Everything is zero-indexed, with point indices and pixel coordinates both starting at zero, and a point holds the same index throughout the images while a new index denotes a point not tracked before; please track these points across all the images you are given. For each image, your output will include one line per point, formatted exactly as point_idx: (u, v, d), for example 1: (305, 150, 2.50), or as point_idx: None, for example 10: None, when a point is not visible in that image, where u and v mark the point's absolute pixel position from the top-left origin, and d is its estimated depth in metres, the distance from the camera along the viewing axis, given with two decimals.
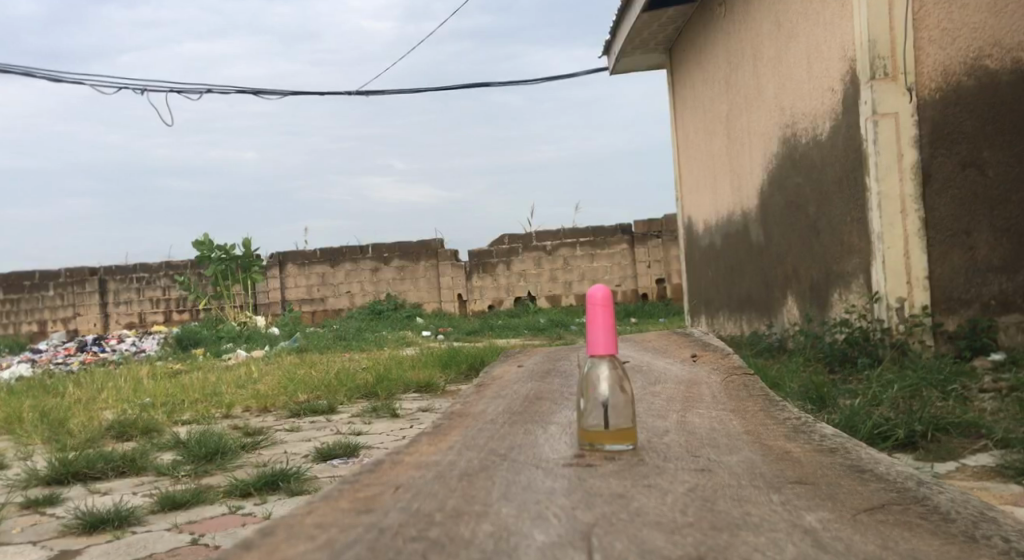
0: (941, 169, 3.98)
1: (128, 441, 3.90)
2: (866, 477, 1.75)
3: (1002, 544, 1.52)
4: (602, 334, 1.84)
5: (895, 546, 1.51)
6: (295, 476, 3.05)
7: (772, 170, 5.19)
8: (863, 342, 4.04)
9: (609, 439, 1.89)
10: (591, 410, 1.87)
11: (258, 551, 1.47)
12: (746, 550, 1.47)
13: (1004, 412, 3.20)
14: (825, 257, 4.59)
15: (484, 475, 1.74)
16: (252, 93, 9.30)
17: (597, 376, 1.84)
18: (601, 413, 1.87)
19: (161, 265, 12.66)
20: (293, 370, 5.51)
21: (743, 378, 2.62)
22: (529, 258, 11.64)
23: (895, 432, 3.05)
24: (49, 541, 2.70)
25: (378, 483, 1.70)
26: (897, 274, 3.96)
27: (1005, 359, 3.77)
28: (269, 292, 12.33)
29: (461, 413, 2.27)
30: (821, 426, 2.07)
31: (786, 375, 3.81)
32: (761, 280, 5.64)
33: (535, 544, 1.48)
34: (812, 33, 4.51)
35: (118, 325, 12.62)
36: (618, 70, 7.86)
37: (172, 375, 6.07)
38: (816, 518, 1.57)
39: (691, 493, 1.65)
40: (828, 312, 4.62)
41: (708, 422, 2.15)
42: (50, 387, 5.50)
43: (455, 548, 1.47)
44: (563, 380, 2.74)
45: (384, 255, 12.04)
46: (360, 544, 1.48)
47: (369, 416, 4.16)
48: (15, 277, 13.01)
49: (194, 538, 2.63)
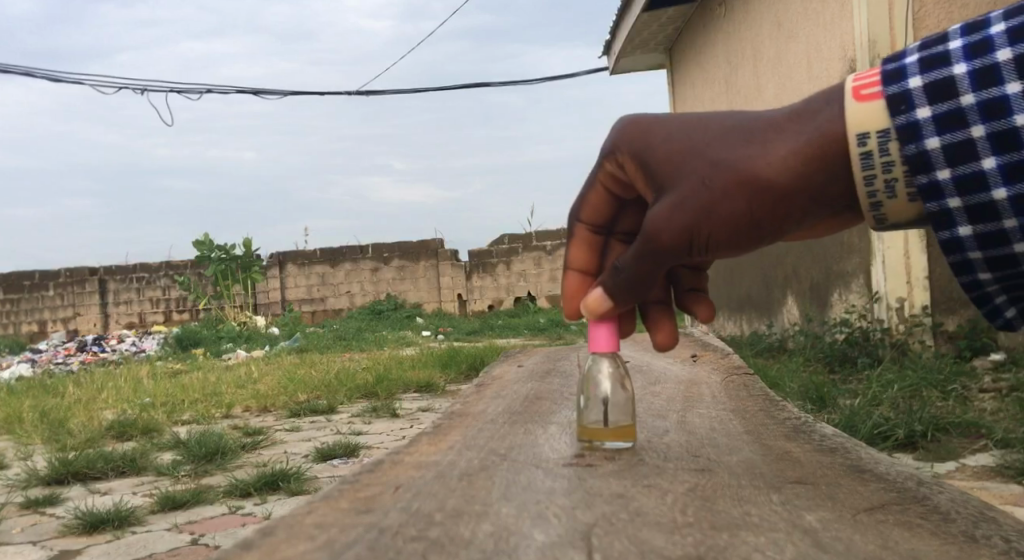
0: None
1: (127, 441, 3.90)
2: (865, 477, 1.73)
3: (1002, 544, 1.48)
4: (605, 331, 1.81)
5: (895, 546, 1.48)
6: (295, 476, 3.05)
7: None
8: (863, 341, 4.12)
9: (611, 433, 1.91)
10: (592, 400, 1.88)
11: (258, 551, 1.42)
12: (746, 550, 1.44)
13: (1004, 412, 3.20)
14: (825, 257, 4.69)
15: (485, 475, 1.74)
16: (252, 92, 9.33)
17: (596, 374, 1.85)
18: (603, 408, 1.89)
19: (161, 265, 12.67)
20: (293, 370, 5.51)
21: (743, 378, 2.62)
22: (529, 258, 11.64)
23: (894, 431, 3.04)
24: (50, 541, 2.70)
25: (378, 483, 1.69)
26: (897, 275, 4.06)
27: (1006, 359, 3.72)
28: (270, 292, 12.33)
29: (461, 413, 2.27)
30: (821, 426, 2.06)
31: (785, 375, 3.81)
32: (761, 279, 5.66)
33: (535, 545, 1.45)
34: (812, 35, 4.52)
35: (118, 325, 12.62)
36: (618, 70, 7.87)
37: (172, 375, 6.07)
38: (815, 518, 1.56)
39: (691, 493, 1.65)
40: (828, 312, 4.69)
41: (707, 422, 2.15)
42: (50, 387, 5.51)
43: (455, 548, 1.44)
44: (563, 380, 2.74)
45: (384, 255, 12.05)
46: (359, 545, 1.44)
47: (369, 416, 4.16)
48: (15, 277, 12.99)
49: (194, 538, 2.63)
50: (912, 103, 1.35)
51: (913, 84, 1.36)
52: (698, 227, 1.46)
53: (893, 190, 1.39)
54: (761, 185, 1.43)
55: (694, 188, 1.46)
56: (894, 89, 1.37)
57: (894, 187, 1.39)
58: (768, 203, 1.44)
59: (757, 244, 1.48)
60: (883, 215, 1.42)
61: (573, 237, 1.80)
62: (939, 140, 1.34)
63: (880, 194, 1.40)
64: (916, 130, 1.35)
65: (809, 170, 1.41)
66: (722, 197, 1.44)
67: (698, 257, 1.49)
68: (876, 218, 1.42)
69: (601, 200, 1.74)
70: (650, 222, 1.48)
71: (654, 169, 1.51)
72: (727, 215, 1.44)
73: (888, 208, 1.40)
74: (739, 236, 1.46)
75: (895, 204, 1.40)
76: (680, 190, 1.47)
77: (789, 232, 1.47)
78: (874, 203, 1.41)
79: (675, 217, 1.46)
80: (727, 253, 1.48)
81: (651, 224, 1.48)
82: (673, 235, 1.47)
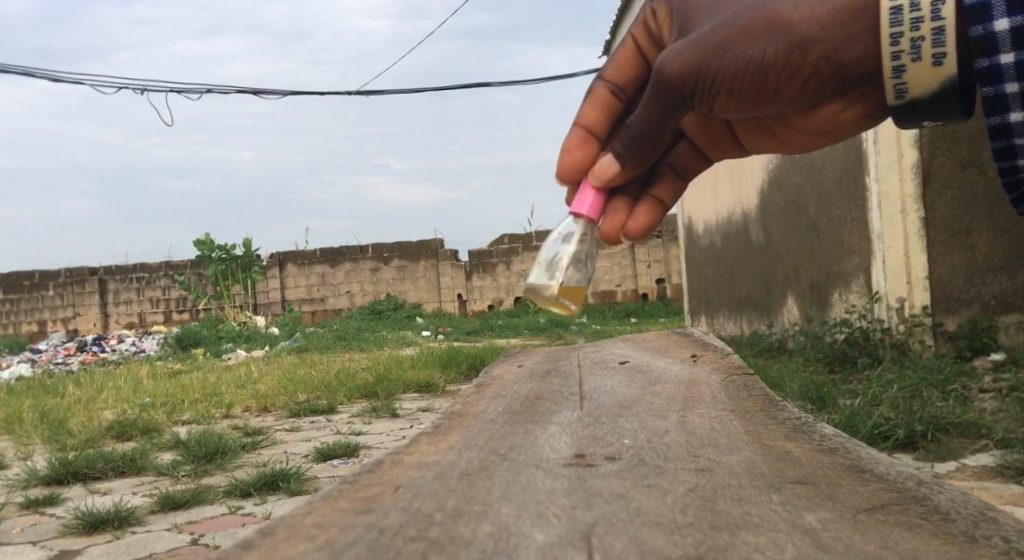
0: (942, 169, 3.97)
1: (127, 441, 3.90)
2: (866, 478, 1.73)
3: (1002, 544, 1.48)
4: (592, 198, 1.76)
5: (895, 546, 1.47)
6: (295, 476, 3.05)
7: (772, 170, 5.30)
8: (863, 341, 4.11)
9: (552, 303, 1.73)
10: (545, 261, 1.73)
11: (258, 551, 1.41)
12: (745, 550, 1.44)
13: (1004, 411, 3.20)
14: (825, 257, 4.70)
15: (485, 475, 1.74)
16: (252, 91, 9.35)
17: (569, 231, 1.74)
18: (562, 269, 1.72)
19: (161, 265, 12.67)
20: (293, 370, 5.52)
21: (743, 378, 2.61)
22: (529, 257, 11.65)
23: (895, 431, 3.04)
24: (50, 541, 2.69)
25: (378, 483, 1.68)
26: (897, 275, 4.06)
27: (1006, 358, 3.73)
28: (269, 292, 12.34)
29: (461, 413, 2.26)
30: (821, 426, 2.05)
31: (784, 375, 3.80)
32: (761, 279, 5.67)
33: (535, 545, 1.44)
34: None
35: (118, 325, 12.63)
36: None
37: (172, 375, 6.07)
38: (815, 518, 1.55)
39: (691, 493, 1.64)
40: (828, 311, 4.70)
41: (707, 422, 2.15)
42: (49, 387, 5.51)
43: (456, 548, 1.43)
44: (563, 380, 2.74)
45: (384, 255, 12.07)
46: (359, 545, 1.43)
47: (369, 416, 4.16)
48: (14, 277, 12.98)
49: (194, 538, 2.63)
50: (994, 48, 1.41)
51: (999, 26, 1.40)
52: (706, 64, 1.54)
53: (918, 51, 1.43)
54: (779, 29, 1.50)
55: (716, 26, 1.54)
56: (979, 30, 1.41)
57: (921, 49, 1.43)
58: (776, 55, 1.50)
59: (760, 93, 1.55)
60: (905, 83, 1.45)
61: (589, 93, 1.81)
62: (1009, 21, 1.39)
63: (904, 57, 1.43)
64: (999, 73, 1.42)
65: (828, 25, 1.47)
66: (736, 38, 1.52)
67: (697, 97, 1.58)
68: (897, 87, 1.46)
69: (628, 60, 1.79)
70: (665, 54, 1.58)
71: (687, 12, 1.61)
72: (736, 56, 1.52)
73: (911, 71, 1.44)
74: (741, 79, 1.54)
75: (919, 69, 1.44)
76: (704, 27, 1.56)
77: (789, 93, 1.54)
78: (897, 67, 1.44)
79: (687, 52, 1.55)
80: (729, 98, 1.57)
81: (664, 59, 1.58)
82: (683, 67, 1.55)
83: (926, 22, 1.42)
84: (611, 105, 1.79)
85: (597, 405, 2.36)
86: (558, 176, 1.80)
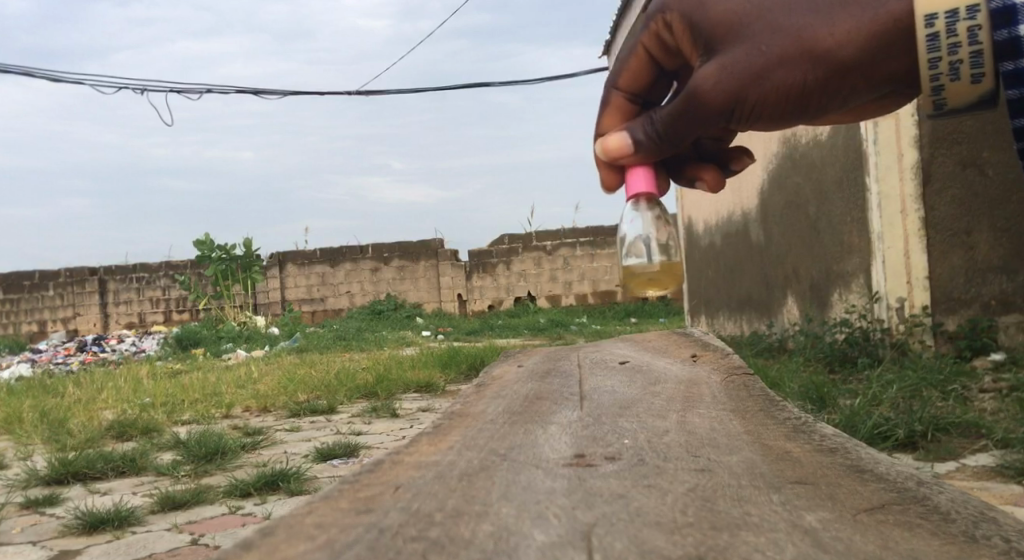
0: (941, 169, 3.99)
1: (128, 441, 3.90)
2: (865, 478, 1.73)
3: (1002, 544, 1.48)
4: (643, 176, 1.82)
5: (895, 546, 1.47)
6: (295, 476, 3.05)
7: (772, 170, 5.30)
8: (863, 341, 4.11)
9: (646, 286, 1.82)
10: (627, 244, 1.81)
11: (259, 551, 1.41)
12: (745, 550, 1.44)
13: (1004, 411, 3.20)
14: (825, 256, 4.70)
15: (484, 475, 1.74)
16: (252, 91, 9.35)
17: (634, 215, 1.80)
18: (654, 251, 1.79)
19: (161, 265, 12.66)
20: (293, 370, 5.52)
21: (743, 378, 2.61)
22: (529, 258, 11.67)
23: (894, 431, 3.04)
24: (50, 541, 2.70)
25: (378, 483, 1.68)
26: (897, 274, 4.06)
27: (1005, 358, 3.73)
28: (269, 292, 12.34)
29: (461, 413, 2.26)
30: (821, 426, 2.05)
31: (784, 375, 3.80)
32: (761, 279, 5.67)
33: (535, 545, 1.45)
34: None
35: (118, 325, 12.63)
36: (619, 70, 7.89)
37: (172, 375, 6.07)
38: (815, 518, 1.55)
39: (691, 493, 1.64)
40: (828, 312, 4.70)
41: (707, 422, 2.15)
42: (49, 387, 5.51)
43: (455, 548, 1.43)
44: (563, 380, 2.74)
45: (384, 255, 12.07)
46: (360, 545, 1.43)
47: (369, 416, 4.16)
48: (15, 277, 12.99)
49: (193, 538, 2.63)
50: (1019, 52, 1.46)
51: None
52: (746, 91, 1.63)
53: (956, 72, 1.51)
54: (818, 52, 1.61)
55: (751, 54, 1.63)
56: (1004, 34, 1.46)
57: (959, 71, 1.50)
58: (814, 75, 1.62)
59: (798, 110, 1.66)
60: (944, 98, 1.54)
61: (605, 103, 1.86)
62: None
63: (943, 78, 1.52)
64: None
65: (865, 48, 1.59)
66: (774, 65, 1.62)
67: (736, 120, 1.68)
68: (937, 102, 1.55)
69: (640, 68, 1.83)
70: (698, 79, 1.65)
71: (709, 34, 1.67)
72: (776, 84, 1.63)
73: (949, 89, 1.52)
74: (779, 101, 1.64)
75: (958, 87, 1.52)
76: (736, 53, 1.64)
77: (823, 106, 1.66)
78: (937, 87, 1.53)
79: (724, 81, 1.64)
80: (767, 118, 1.68)
81: (697, 87, 1.65)
82: (722, 95, 1.64)
83: (964, 46, 1.49)
84: (629, 111, 1.86)
85: (597, 405, 2.36)
86: (605, 185, 1.88)
